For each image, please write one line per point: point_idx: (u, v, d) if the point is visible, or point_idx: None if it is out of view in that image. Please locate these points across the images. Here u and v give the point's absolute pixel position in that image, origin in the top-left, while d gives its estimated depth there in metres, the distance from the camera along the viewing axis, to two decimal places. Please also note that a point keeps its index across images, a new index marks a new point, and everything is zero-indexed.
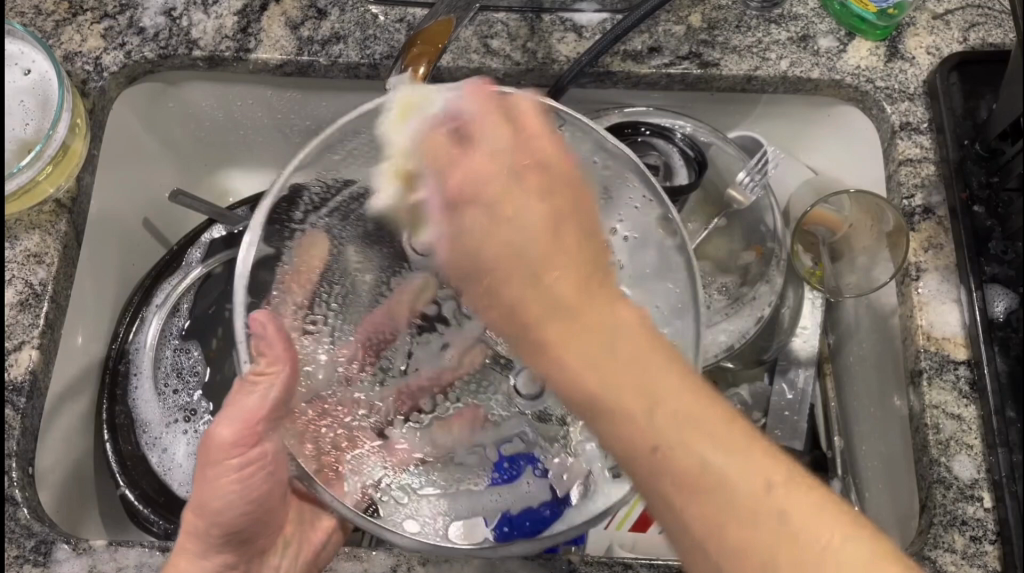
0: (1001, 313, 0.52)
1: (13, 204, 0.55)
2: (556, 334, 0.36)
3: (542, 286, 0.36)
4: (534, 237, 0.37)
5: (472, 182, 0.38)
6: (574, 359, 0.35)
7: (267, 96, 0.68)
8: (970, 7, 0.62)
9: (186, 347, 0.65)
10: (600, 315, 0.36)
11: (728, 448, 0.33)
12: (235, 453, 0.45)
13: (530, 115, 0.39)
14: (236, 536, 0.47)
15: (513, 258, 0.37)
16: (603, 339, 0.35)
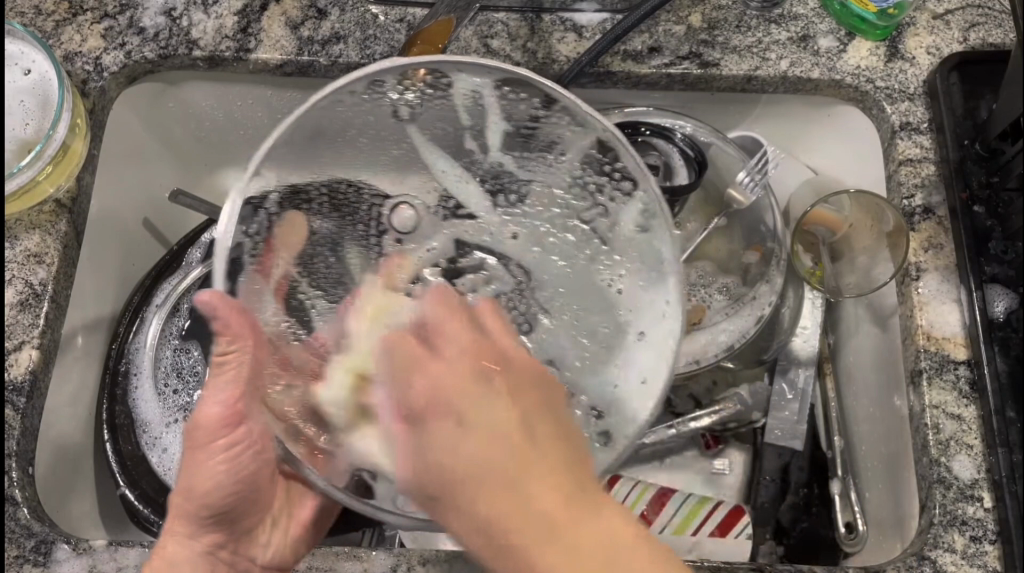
0: (1001, 313, 0.52)
1: (13, 204, 0.55)
2: (463, 472, 0.38)
3: (456, 405, 0.40)
4: (465, 385, 0.40)
5: (417, 373, 0.41)
6: (496, 512, 0.37)
7: (267, 96, 0.68)
8: (970, 7, 0.62)
9: (186, 347, 0.64)
10: (551, 476, 0.38)
11: (639, 565, 0.37)
12: (222, 433, 0.45)
13: (496, 329, 0.44)
14: (223, 516, 0.48)
15: (469, 375, 0.40)
16: (511, 492, 0.38)
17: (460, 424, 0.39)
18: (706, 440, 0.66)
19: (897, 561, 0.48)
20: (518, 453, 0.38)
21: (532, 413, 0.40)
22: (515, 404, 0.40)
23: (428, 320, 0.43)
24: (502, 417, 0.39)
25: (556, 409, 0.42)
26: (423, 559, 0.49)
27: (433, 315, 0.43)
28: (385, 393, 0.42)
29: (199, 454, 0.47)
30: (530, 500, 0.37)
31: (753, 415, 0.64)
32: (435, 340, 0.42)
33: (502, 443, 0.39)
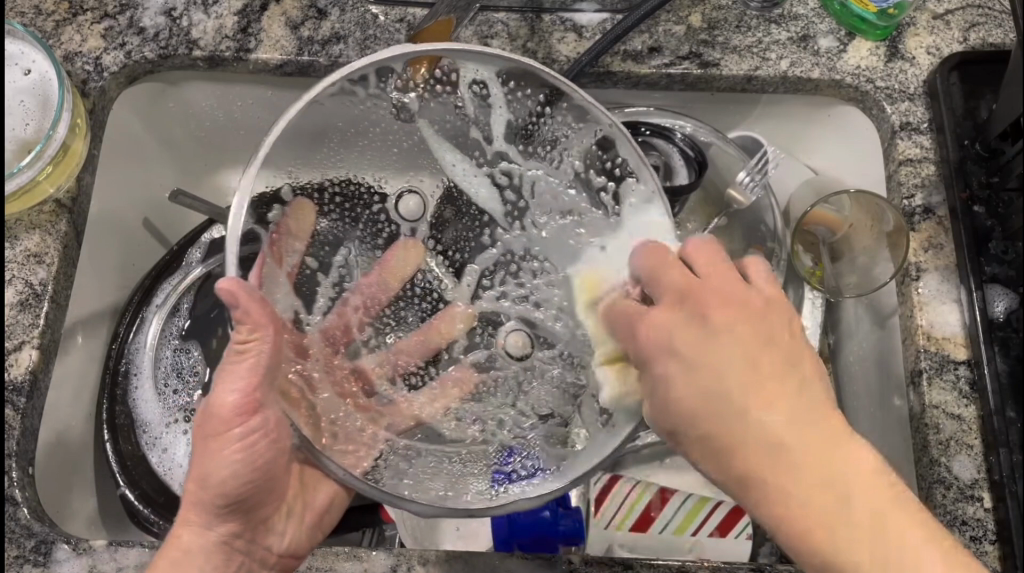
0: (1001, 313, 0.52)
1: (12, 204, 0.55)
2: (669, 371, 0.41)
3: (677, 340, 0.41)
4: (704, 345, 0.41)
5: (667, 325, 0.42)
6: (716, 393, 0.40)
7: (267, 97, 0.68)
8: (970, 7, 0.62)
9: (186, 347, 0.65)
10: (806, 455, 0.38)
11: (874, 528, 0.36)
12: (236, 423, 0.43)
13: (710, 255, 0.44)
14: (240, 505, 0.46)
15: (675, 356, 0.41)
16: (748, 431, 0.39)
17: (687, 359, 0.41)
18: None
19: None
20: (768, 390, 0.40)
21: (766, 379, 0.40)
22: (708, 328, 0.41)
23: (641, 274, 0.45)
24: (717, 349, 0.40)
25: (759, 334, 0.41)
26: (423, 559, 0.49)
27: (665, 278, 0.43)
28: (638, 315, 0.44)
29: (215, 445, 0.44)
30: (782, 432, 0.38)
31: None
32: (660, 276, 0.44)
33: (774, 392, 0.39)
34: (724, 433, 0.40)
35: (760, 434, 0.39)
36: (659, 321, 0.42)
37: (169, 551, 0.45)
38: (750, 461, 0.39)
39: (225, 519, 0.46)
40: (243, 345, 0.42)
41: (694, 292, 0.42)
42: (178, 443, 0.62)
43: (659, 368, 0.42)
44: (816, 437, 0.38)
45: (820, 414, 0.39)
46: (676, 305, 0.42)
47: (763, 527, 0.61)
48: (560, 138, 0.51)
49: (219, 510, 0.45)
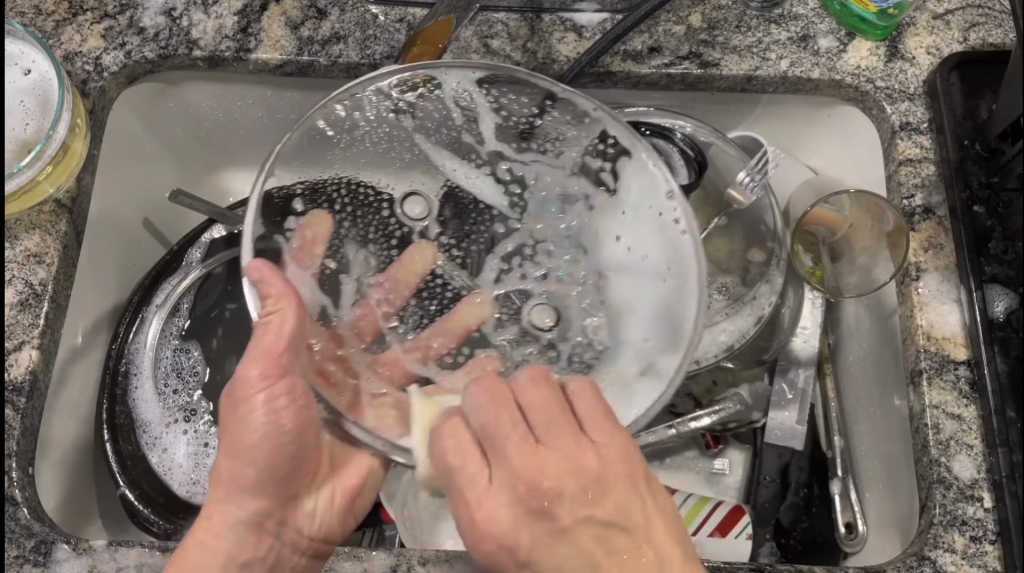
0: (1001, 313, 0.52)
1: (12, 204, 0.55)
2: (543, 486, 0.43)
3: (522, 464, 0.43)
4: (560, 470, 0.43)
5: (518, 456, 0.44)
6: (509, 535, 0.43)
7: (267, 97, 0.68)
8: (970, 7, 0.62)
9: (186, 347, 0.65)
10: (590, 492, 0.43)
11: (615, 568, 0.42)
12: (259, 388, 0.46)
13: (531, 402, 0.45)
14: (276, 473, 0.49)
15: (529, 477, 0.43)
16: (549, 517, 0.43)
17: (549, 515, 0.43)
18: (706, 440, 0.65)
19: (897, 561, 0.48)
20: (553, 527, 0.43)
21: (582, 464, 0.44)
22: (575, 471, 0.43)
23: (468, 410, 0.45)
24: (569, 477, 0.43)
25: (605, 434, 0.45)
26: (423, 559, 0.49)
27: (481, 406, 0.44)
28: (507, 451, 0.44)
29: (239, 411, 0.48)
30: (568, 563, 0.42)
31: (753, 415, 0.63)
32: (528, 407, 0.45)
33: (558, 499, 0.43)
34: (501, 536, 0.43)
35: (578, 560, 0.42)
36: (508, 429, 0.44)
37: (200, 531, 0.49)
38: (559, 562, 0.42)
39: (249, 491, 0.49)
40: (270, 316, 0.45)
41: (558, 491, 0.43)
42: (179, 442, 0.62)
43: (478, 422, 0.45)
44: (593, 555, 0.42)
45: (627, 467, 0.44)
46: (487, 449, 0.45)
47: (762, 527, 0.61)
48: (561, 136, 0.52)
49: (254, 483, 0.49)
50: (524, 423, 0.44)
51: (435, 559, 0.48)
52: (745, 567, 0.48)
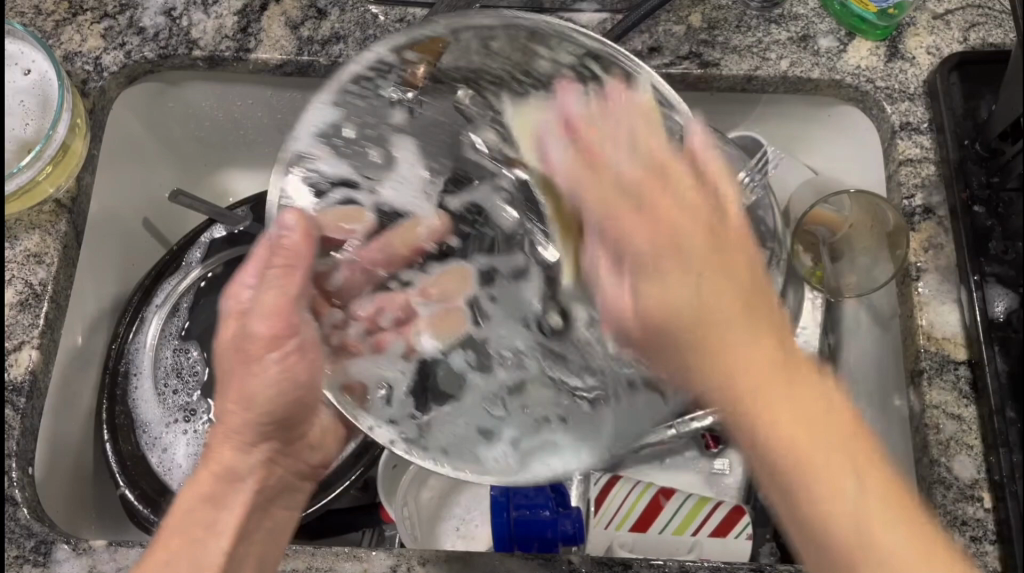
0: (1001, 313, 0.52)
1: (13, 204, 0.55)
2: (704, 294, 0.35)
3: (623, 183, 0.37)
4: (661, 183, 0.37)
5: (597, 199, 0.38)
6: (688, 302, 0.35)
7: (266, 96, 0.68)
8: (970, 7, 0.62)
9: (186, 347, 0.65)
10: (718, 322, 0.35)
11: (774, 378, 0.34)
12: (272, 347, 0.45)
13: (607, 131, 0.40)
14: (281, 423, 0.47)
15: (614, 192, 0.38)
16: (668, 279, 0.35)
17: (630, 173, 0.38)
18: (705, 441, 0.65)
19: None
20: (774, 335, 0.35)
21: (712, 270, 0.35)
22: (731, 271, 0.36)
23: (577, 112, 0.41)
24: (734, 318, 0.35)
25: (698, 238, 0.36)
26: (423, 559, 0.49)
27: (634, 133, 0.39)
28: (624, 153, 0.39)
29: (245, 370, 0.45)
30: (732, 363, 0.35)
31: None
32: (636, 187, 0.37)
33: (733, 269, 0.36)
34: (673, 291, 0.35)
35: (753, 387, 0.34)
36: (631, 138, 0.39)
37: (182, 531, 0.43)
38: (733, 376, 0.35)
39: (267, 440, 0.47)
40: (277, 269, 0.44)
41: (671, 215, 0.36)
42: (179, 442, 0.62)
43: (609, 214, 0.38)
44: (783, 361, 0.35)
45: (765, 340, 0.35)
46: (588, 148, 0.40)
47: (762, 527, 0.62)
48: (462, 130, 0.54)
49: (267, 428, 0.46)
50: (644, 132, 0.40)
51: (435, 559, 0.48)
52: (745, 567, 0.48)
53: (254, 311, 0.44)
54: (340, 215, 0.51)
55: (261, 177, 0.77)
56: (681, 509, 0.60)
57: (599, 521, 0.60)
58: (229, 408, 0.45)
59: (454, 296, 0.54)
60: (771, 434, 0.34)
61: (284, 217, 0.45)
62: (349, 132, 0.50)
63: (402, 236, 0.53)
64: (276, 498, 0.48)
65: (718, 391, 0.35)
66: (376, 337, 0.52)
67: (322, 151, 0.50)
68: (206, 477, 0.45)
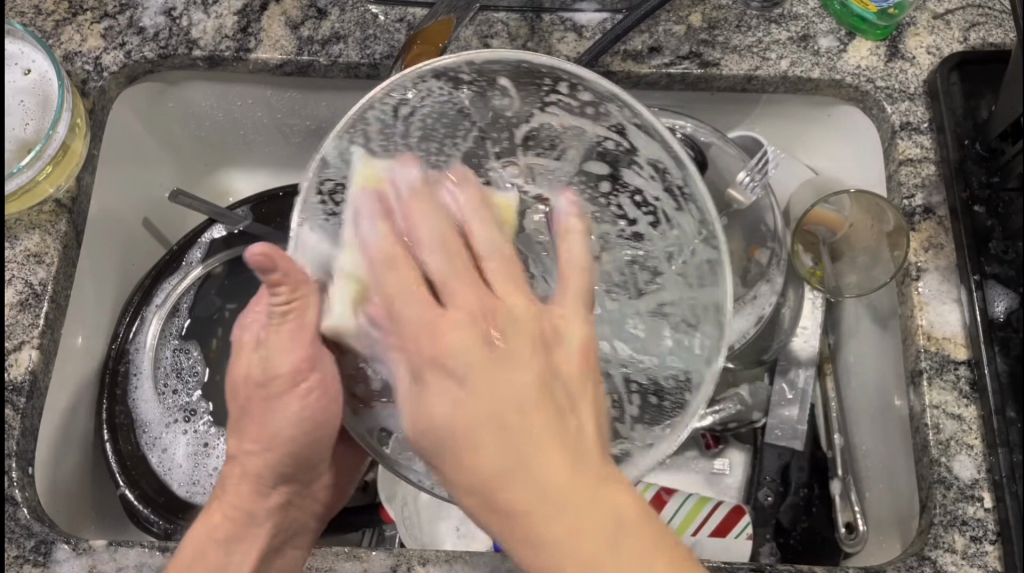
0: (1001, 313, 0.52)
1: (13, 204, 0.55)
2: (528, 462, 0.35)
3: (433, 277, 0.40)
4: (506, 285, 0.40)
5: (395, 280, 0.40)
6: (475, 437, 0.36)
7: (267, 96, 0.68)
8: (970, 7, 0.61)
9: (186, 347, 0.66)
10: (522, 441, 0.35)
11: (596, 518, 0.34)
12: (296, 383, 0.47)
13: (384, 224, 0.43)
14: (298, 464, 0.51)
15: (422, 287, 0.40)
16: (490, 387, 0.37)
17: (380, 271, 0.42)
18: (706, 441, 0.65)
19: (897, 562, 0.48)
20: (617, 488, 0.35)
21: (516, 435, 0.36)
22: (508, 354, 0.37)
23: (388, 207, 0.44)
24: (565, 477, 0.35)
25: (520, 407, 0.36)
26: (423, 559, 0.49)
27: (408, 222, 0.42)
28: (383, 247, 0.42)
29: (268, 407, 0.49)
30: (476, 436, 0.36)
31: (754, 414, 0.64)
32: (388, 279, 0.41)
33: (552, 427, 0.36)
34: (461, 370, 0.37)
35: (527, 468, 0.35)
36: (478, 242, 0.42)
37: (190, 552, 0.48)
38: (464, 421, 0.36)
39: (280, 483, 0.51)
40: (286, 305, 0.45)
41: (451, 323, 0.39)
42: (178, 442, 0.63)
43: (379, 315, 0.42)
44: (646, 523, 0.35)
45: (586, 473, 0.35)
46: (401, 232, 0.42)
47: (763, 527, 0.61)
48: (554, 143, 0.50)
49: (283, 472, 0.50)
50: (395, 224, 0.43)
51: (435, 559, 0.48)
52: (745, 567, 0.48)
53: (270, 347, 0.47)
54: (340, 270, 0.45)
55: (261, 177, 0.77)
56: (681, 509, 0.60)
57: None
58: (249, 449, 0.50)
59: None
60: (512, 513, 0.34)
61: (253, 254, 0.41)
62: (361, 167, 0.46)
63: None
64: (289, 537, 0.52)
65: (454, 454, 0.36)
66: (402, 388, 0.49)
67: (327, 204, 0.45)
68: (222, 522, 0.50)
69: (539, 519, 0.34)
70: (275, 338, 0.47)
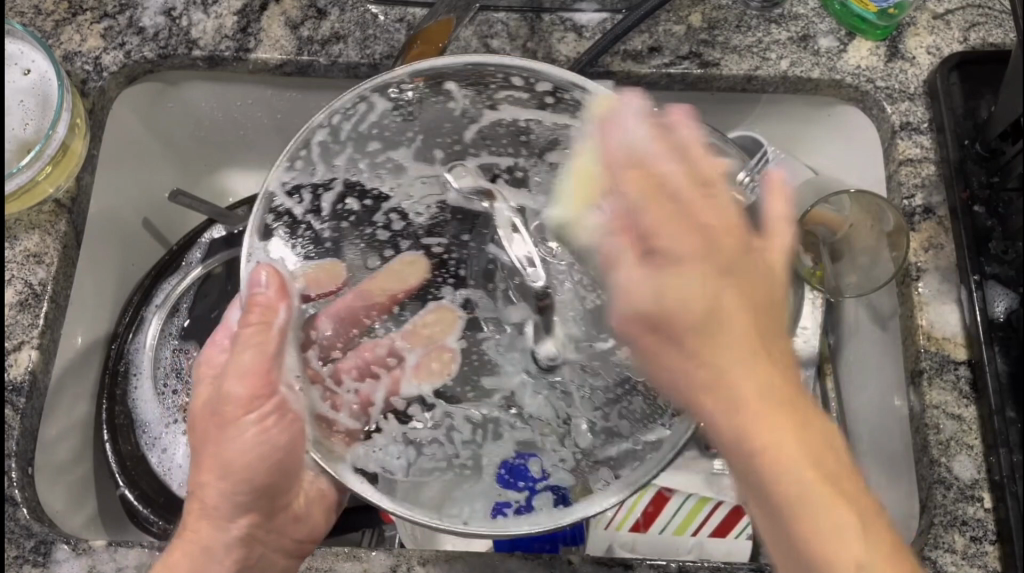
0: (1001, 313, 0.52)
1: (11, 205, 0.55)
2: (740, 397, 0.34)
3: (686, 214, 0.36)
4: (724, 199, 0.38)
5: (648, 215, 0.36)
6: (701, 365, 0.35)
7: (266, 96, 0.68)
8: (970, 7, 0.61)
9: (186, 347, 0.65)
10: (738, 379, 0.35)
11: (785, 456, 0.34)
12: (251, 407, 0.44)
13: (696, 146, 0.38)
14: (266, 492, 0.47)
15: (689, 227, 0.36)
16: (734, 370, 0.35)
17: (627, 199, 0.37)
18: None
19: None
20: (792, 417, 0.35)
21: (775, 391, 0.35)
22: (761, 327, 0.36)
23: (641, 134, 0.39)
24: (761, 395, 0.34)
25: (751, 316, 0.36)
26: (422, 559, 0.48)
27: (670, 160, 0.37)
28: (643, 170, 0.37)
29: (222, 434, 0.46)
30: (774, 436, 0.34)
31: None
32: (676, 192, 0.37)
33: (760, 322, 0.36)
34: (693, 375, 0.35)
35: (778, 461, 0.34)
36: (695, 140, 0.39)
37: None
38: (681, 344, 0.35)
39: (247, 514, 0.47)
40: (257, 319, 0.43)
41: (727, 245, 0.36)
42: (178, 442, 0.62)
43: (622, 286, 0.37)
44: (815, 444, 0.35)
45: (790, 389, 0.35)
46: (650, 169, 0.37)
47: None
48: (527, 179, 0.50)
49: (245, 506, 0.46)
50: (662, 139, 0.38)
51: (434, 560, 0.48)
52: (745, 567, 0.48)
53: (229, 373, 0.45)
54: (321, 280, 0.46)
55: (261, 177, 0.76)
56: (681, 510, 0.60)
57: (599, 522, 0.59)
58: (205, 480, 0.46)
59: (442, 338, 0.48)
60: (733, 446, 0.35)
61: (256, 271, 0.43)
62: (319, 170, 0.47)
63: (382, 282, 0.48)
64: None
65: (752, 447, 0.34)
66: (363, 396, 0.45)
67: (281, 237, 0.45)
68: (180, 560, 0.46)
69: (800, 470, 0.34)
70: (233, 363, 0.44)
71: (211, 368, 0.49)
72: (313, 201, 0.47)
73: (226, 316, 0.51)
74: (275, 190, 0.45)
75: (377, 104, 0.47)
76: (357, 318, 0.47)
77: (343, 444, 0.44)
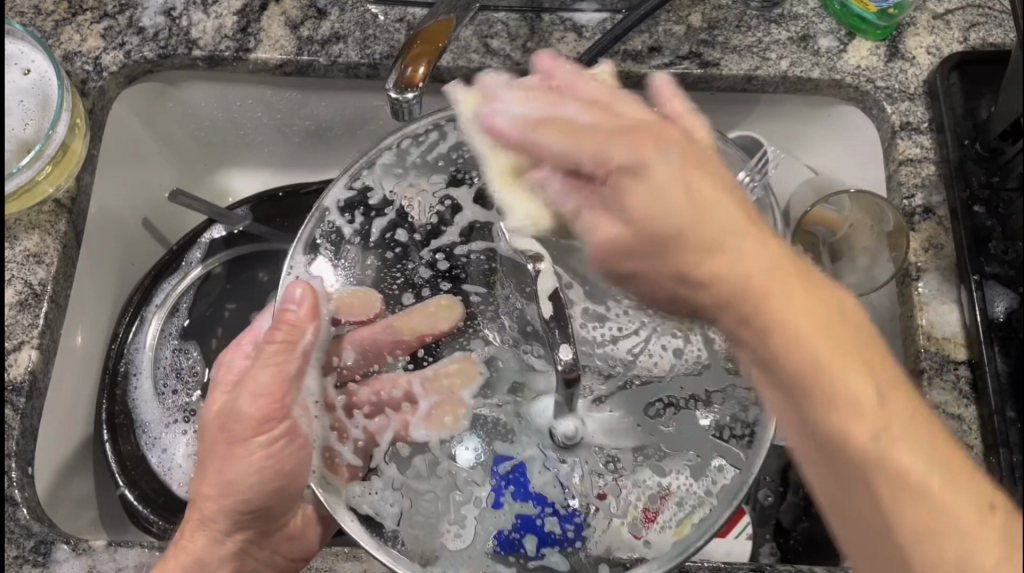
0: (1001, 313, 0.51)
1: (11, 205, 0.55)
2: (782, 308, 0.32)
3: (625, 128, 0.35)
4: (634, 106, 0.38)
5: (584, 141, 0.34)
6: (676, 238, 0.34)
7: (266, 96, 0.68)
8: (969, 7, 0.61)
9: (186, 347, 0.66)
10: (775, 289, 0.32)
11: (836, 344, 0.31)
12: (262, 430, 0.46)
13: (571, 77, 0.40)
14: (261, 508, 0.49)
15: (684, 194, 0.34)
16: (732, 251, 0.33)
17: (569, 121, 0.36)
18: None
19: None
20: (827, 305, 0.32)
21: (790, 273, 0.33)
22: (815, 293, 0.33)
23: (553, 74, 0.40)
24: (773, 263, 0.33)
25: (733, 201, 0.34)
26: None
27: (579, 108, 0.37)
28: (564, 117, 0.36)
29: (233, 448, 0.48)
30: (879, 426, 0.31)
31: None
32: (595, 123, 0.35)
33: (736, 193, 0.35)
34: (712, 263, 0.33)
35: (810, 350, 0.31)
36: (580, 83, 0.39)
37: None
38: (679, 228, 0.33)
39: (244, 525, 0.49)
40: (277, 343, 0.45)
41: (681, 145, 0.35)
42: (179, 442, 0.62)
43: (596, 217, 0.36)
44: (837, 310, 0.32)
45: (804, 275, 0.33)
46: (557, 118, 0.35)
47: (762, 527, 0.61)
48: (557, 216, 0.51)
49: (242, 518, 0.49)
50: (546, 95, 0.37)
51: None
52: (745, 567, 0.48)
53: (245, 391, 0.47)
54: (355, 313, 0.48)
55: (261, 177, 0.76)
56: None
57: None
58: (207, 489, 0.48)
59: (458, 389, 0.48)
60: (783, 361, 0.32)
61: (290, 289, 0.45)
62: (375, 199, 0.50)
63: (411, 321, 0.48)
64: None
65: (849, 448, 0.31)
66: (369, 433, 0.46)
67: (331, 257, 0.49)
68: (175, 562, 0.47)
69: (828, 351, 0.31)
70: (249, 380, 0.47)
71: (230, 371, 0.51)
72: (364, 225, 0.50)
73: (255, 321, 0.53)
74: (331, 208, 0.49)
75: (448, 137, 0.52)
76: (381, 352, 0.48)
77: (344, 477, 0.44)
